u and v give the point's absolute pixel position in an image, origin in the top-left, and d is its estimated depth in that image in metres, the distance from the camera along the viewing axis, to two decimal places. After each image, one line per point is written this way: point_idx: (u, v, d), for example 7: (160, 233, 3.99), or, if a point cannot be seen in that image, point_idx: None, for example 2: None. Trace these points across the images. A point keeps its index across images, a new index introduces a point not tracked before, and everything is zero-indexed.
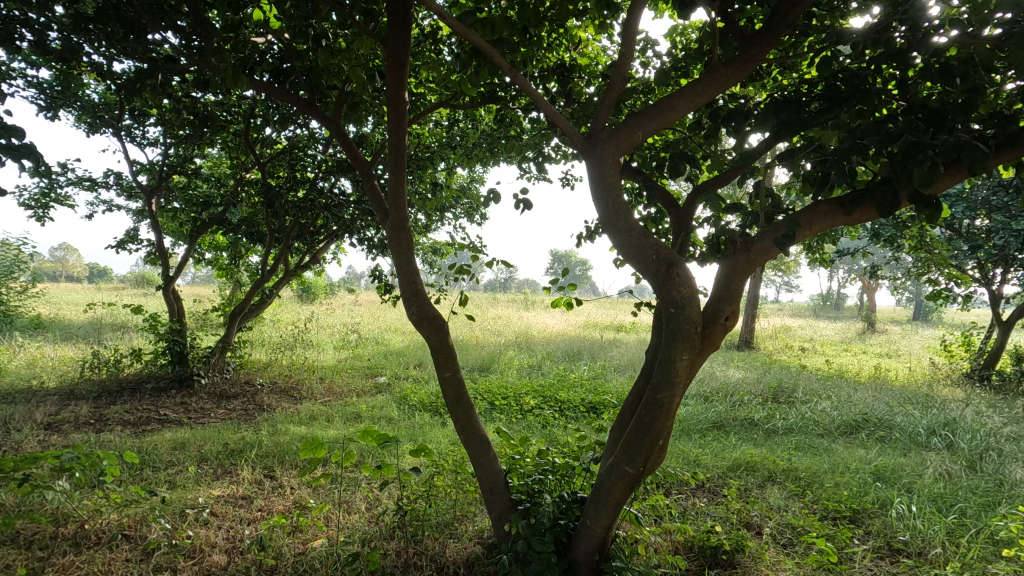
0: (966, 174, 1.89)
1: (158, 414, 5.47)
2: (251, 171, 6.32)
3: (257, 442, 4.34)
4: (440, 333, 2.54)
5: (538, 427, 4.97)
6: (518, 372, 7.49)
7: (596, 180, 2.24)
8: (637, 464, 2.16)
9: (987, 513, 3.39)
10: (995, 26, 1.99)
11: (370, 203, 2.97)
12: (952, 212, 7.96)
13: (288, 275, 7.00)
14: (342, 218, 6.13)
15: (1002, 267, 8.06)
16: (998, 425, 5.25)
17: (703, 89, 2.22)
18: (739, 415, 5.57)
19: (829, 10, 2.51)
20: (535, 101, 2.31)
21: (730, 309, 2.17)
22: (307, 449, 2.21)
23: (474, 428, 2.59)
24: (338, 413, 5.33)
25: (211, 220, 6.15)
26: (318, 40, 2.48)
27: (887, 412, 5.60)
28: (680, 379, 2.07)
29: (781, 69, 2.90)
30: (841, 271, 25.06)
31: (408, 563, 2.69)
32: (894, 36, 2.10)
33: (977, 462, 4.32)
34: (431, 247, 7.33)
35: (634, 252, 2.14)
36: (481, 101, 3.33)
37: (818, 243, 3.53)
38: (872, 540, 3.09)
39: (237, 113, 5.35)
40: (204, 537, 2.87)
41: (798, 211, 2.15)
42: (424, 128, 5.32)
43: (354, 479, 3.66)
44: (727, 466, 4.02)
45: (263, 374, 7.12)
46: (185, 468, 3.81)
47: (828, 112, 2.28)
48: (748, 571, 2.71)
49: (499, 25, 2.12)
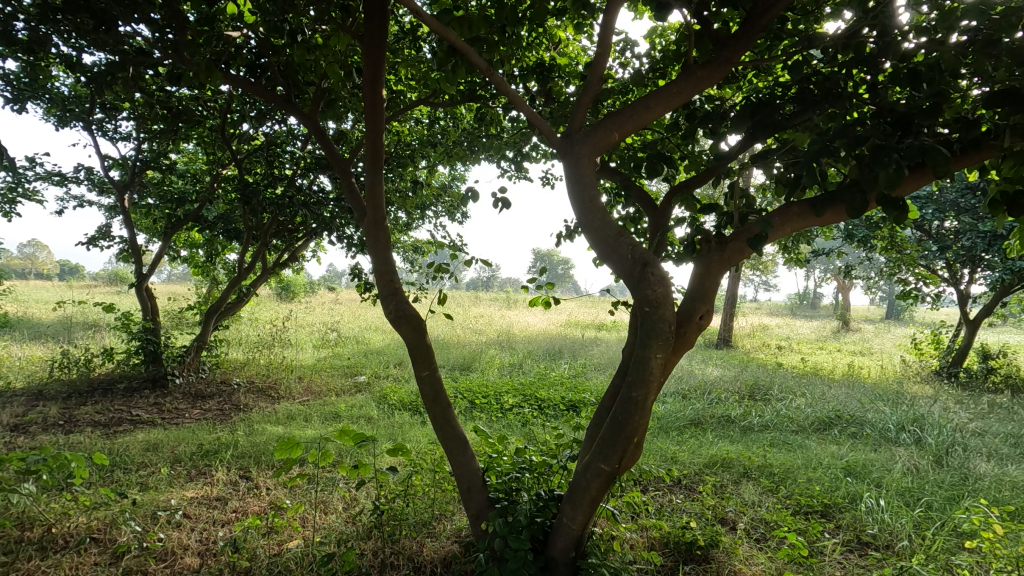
0: (932, 175, 1.95)
1: (130, 414, 5.35)
2: (227, 167, 6.22)
3: (233, 443, 4.28)
4: (417, 332, 2.53)
5: (518, 425, 4.98)
6: (499, 371, 7.47)
7: (572, 181, 2.26)
8: (612, 462, 2.17)
9: (952, 506, 3.49)
10: (960, 34, 2.04)
11: (348, 200, 2.94)
12: (922, 214, 8.20)
13: (265, 273, 6.91)
14: (321, 216, 6.06)
15: (970, 267, 8.30)
16: (964, 420, 5.41)
17: (678, 91, 2.24)
18: (716, 413, 5.65)
19: (802, 14, 2.56)
20: (513, 101, 2.31)
21: (704, 308, 2.21)
22: (282, 448, 2.17)
23: (451, 428, 2.58)
24: (316, 412, 5.28)
25: (186, 217, 6.02)
26: (294, 34, 2.45)
27: (859, 408, 5.73)
28: (654, 377, 2.10)
29: (757, 72, 2.95)
30: (817, 271, 25.56)
31: (385, 563, 2.67)
32: (865, 41, 2.15)
33: (944, 456, 4.44)
34: (411, 246, 7.30)
35: (610, 252, 2.16)
36: (461, 100, 3.31)
37: (793, 243, 3.58)
38: (842, 533, 3.16)
39: (214, 108, 5.26)
40: (176, 539, 2.82)
41: (771, 212, 2.19)
42: (404, 126, 5.30)
43: (332, 479, 3.64)
44: (703, 463, 4.08)
45: (240, 374, 7.01)
46: (158, 470, 3.74)
47: (802, 114, 2.32)
48: (722, 566, 2.75)
49: (475, 24, 2.12)
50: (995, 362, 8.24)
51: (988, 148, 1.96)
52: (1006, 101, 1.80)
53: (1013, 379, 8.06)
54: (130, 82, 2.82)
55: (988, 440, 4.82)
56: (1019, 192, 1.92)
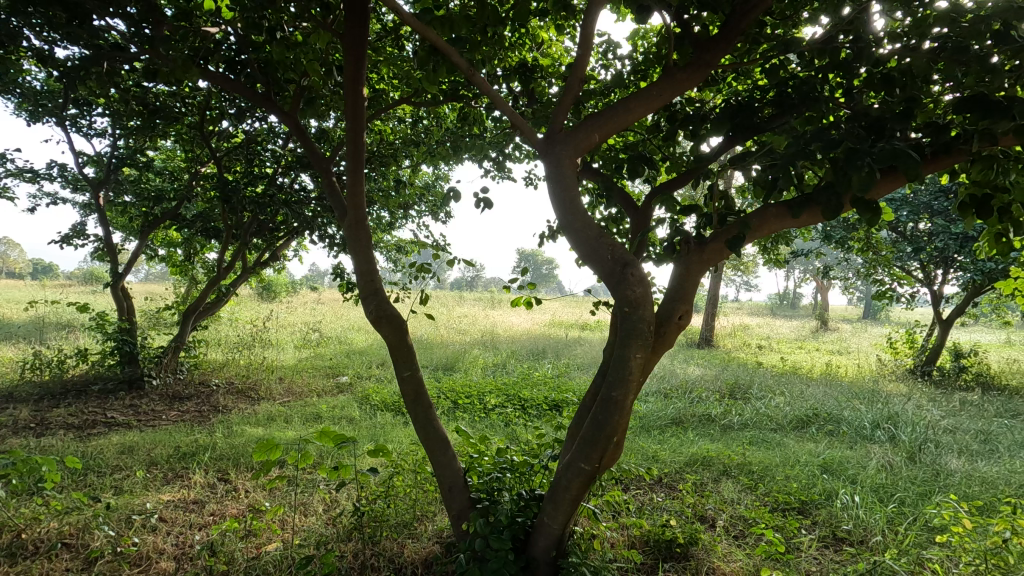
0: (903, 179, 1.99)
1: (105, 417, 5.24)
2: (206, 164, 6.13)
3: (211, 445, 4.21)
4: (398, 332, 2.51)
5: (500, 425, 4.98)
6: (482, 371, 7.46)
7: (554, 182, 2.27)
8: (593, 461, 2.19)
9: (924, 501, 3.58)
10: (932, 40, 2.09)
11: (328, 199, 2.91)
12: (897, 216, 8.41)
13: (245, 273, 6.83)
14: (302, 215, 5.99)
15: (943, 268, 8.49)
16: (937, 418, 5.55)
17: (659, 93, 2.26)
18: (697, 412, 5.72)
19: (781, 19, 2.60)
20: (495, 101, 2.31)
21: (683, 308, 2.24)
22: (260, 450, 2.14)
23: (433, 428, 2.58)
24: (297, 413, 5.23)
25: (163, 215, 5.91)
26: (273, 31, 2.42)
27: (836, 406, 5.85)
28: (634, 377, 2.12)
29: (736, 75, 2.99)
30: (797, 272, 26.02)
31: (366, 564, 2.66)
32: (840, 46, 2.18)
33: (917, 453, 4.54)
34: (394, 245, 7.26)
35: (590, 253, 2.17)
36: (443, 99, 3.30)
37: (772, 243, 3.64)
38: (818, 530, 3.22)
39: (193, 105, 5.18)
40: (151, 543, 2.77)
41: (748, 214, 2.23)
42: (386, 125, 5.26)
43: (312, 481, 3.60)
44: (684, 462, 4.12)
45: (219, 375, 6.91)
46: (133, 473, 3.66)
47: (779, 118, 2.35)
48: (701, 563, 2.78)
49: (456, 23, 2.12)
50: (966, 360, 8.45)
51: (958, 152, 2.01)
52: (977, 106, 1.82)
53: (983, 377, 8.28)
54: (104, 77, 2.76)
55: (959, 436, 4.95)
56: (987, 196, 1.97)
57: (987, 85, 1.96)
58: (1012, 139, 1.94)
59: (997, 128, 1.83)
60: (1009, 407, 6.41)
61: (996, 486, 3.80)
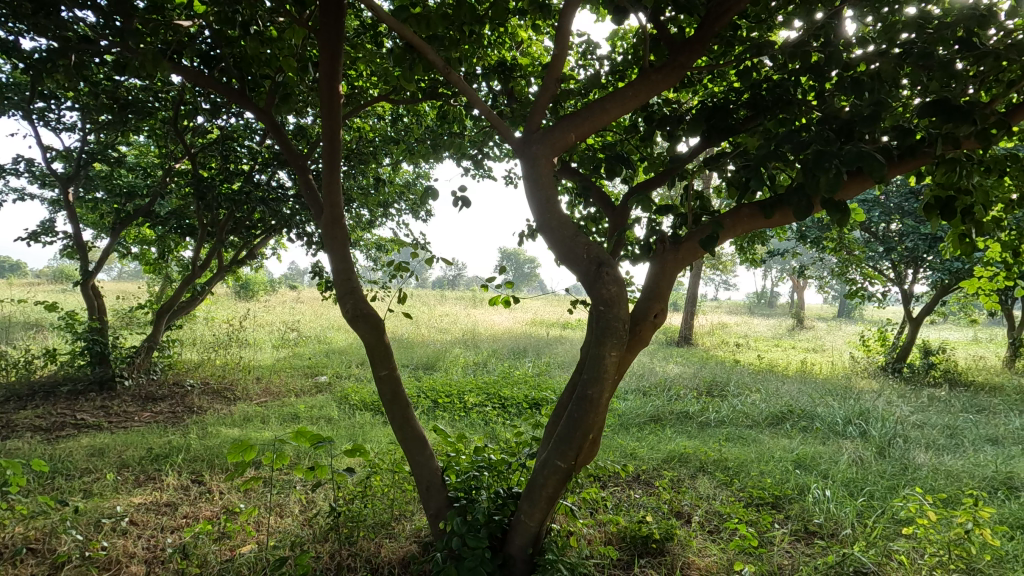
0: (870, 180, 2.05)
1: (74, 418, 5.12)
2: (181, 160, 6.00)
3: (185, 446, 4.14)
4: (375, 331, 2.50)
5: (480, 424, 4.98)
6: (462, 370, 7.46)
7: (530, 181, 2.28)
8: (568, 458, 2.20)
9: (891, 494, 3.68)
10: (900, 45, 2.14)
11: (305, 197, 2.87)
12: (869, 217, 8.64)
13: (221, 271, 6.71)
14: (280, 213, 5.91)
15: (913, 267, 8.72)
16: (906, 413, 5.70)
17: (634, 93, 2.28)
18: (676, 409, 5.79)
19: (755, 22, 2.65)
20: (472, 100, 2.31)
21: (658, 307, 2.27)
22: (234, 451, 2.10)
23: (410, 427, 2.57)
24: (274, 413, 5.17)
25: (136, 212, 5.78)
26: (247, 26, 2.38)
27: (810, 403, 5.97)
28: (609, 375, 2.13)
29: (713, 76, 3.03)
30: (774, 272, 26.51)
31: (342, 565, 2.65)
32: (811, 49, 2.23)
33: (886, 448, 4.66)
34: (374, 244, 7.20)
35: (566, 252, 2.18)
36: (422, 97, 3.27)
37: (748, 243, 3.70)
38: (790, 523, 3.28)
39: (166, 100, 5.07)
40: (121, 547, 2.71)
41: (722, 214, 2.27)
42: (365, 123, 5.23)
43: (288, 481, 3.57)
44: (661, 459, 4.17)
45: (194, 375, 6.79)
46: (103, 476, 3.58)
47: (753, 120, 2.40)
48: (676, 559, 2.82)
49: (433, 22, 2.10)
50: (935, 358, 8.69)
51: (923, 155, 2.07)
52: (939, 111, 1.83)
53: (951, 373, 8.52)
54: (73, 70, 2.69)
55: (927, 431, 5.09)
56: (950, 198, 2.03)
57: (950, 91, 2.02)
58: (974, 142, 1.99)
59: (959, 131, 1.88)
60: (975, 403, 6.59)
61: (960, 479, 3.92)
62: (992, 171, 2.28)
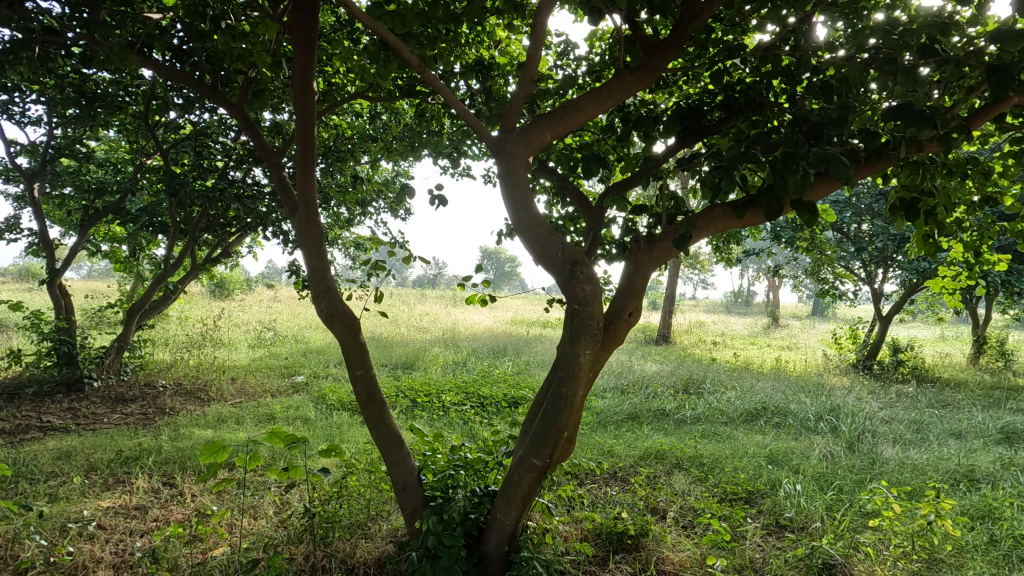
0: (837, 181, 2.10)
1: (40, 421, 4.97)
2: (152, 156, 5.87)
3: (156, 449, 4.05)
4: (351, 329, 2.48)
5: (458, 424, 4.95)
6: (442, 368, 7.44)
7: (506, 180, 2.29)
8: (543, 456, 2.22)
9: (859, 488, 3.78)
10: (867, 50, 2.19)
11: (279, 196, 2.83)
12: (841, 217, 8.85)
13: (195, 269, 6.58)
14: (256, 210, 5.81)
15: (883, 267, 8.95)
16: (875, 409, 5.85)
17: (609, 94, 2.31)
18: (653, 407, 5.85)
19: (729, 26, 2.69)
20: (447, 99, 2.31)
21: (632, 305, 2.30)
22: (206, 453, 2.06)
23: (386, 427, 2.56)
24: (249, 414, 5.09)
25: (105, 209, 5.64)
26: (217, 20, 2.33)
27: (783, 400, 6.09)
28: (583, 372, 2.15)
29: (688, 78, 3.07)
30: (750, 272, 26.95)
31: (316, 566, 2.63)
32: (782, 52, 2.26)
33: (855, 443, 4.78)
34: (353, 243, 7.13)
35: (542, 251, 2.20)
36: (399, 95, 3.22)
37: (724, 243, 3.75)
38: (762, 518, 3.35)
39: (136, 93, 4.95)
40: (87, 552, 2.65)
41: (695, 214, 2.30)
42: (343, 120, 5.19)
43: (262, 482, 3.53)
44: (638, 456, 4.22)
45: (166, 375, 6.65)
46: (69, 480, 3.49)
47: (727, 121, 2.43)
48: (650, 553, 2.86)
49: (407, 19, 2.09)
50: (903, 355, 8.92)
51: (889, 157, 2.12)
52: (903, 114, 1.86)
53: (919, 370, 8.76)
54: (37, 62, 2.61)
55: (895, 426, 5.23)
56: (914, 200, 2.10)
57: (915, 95, 2.07)
58: (936, 145, 2.06)
59: (922, 135, 1.94)
60: (940, 398, 6.79)
61: (925, 473, 4.04)
62: (954, 173, 2.35)
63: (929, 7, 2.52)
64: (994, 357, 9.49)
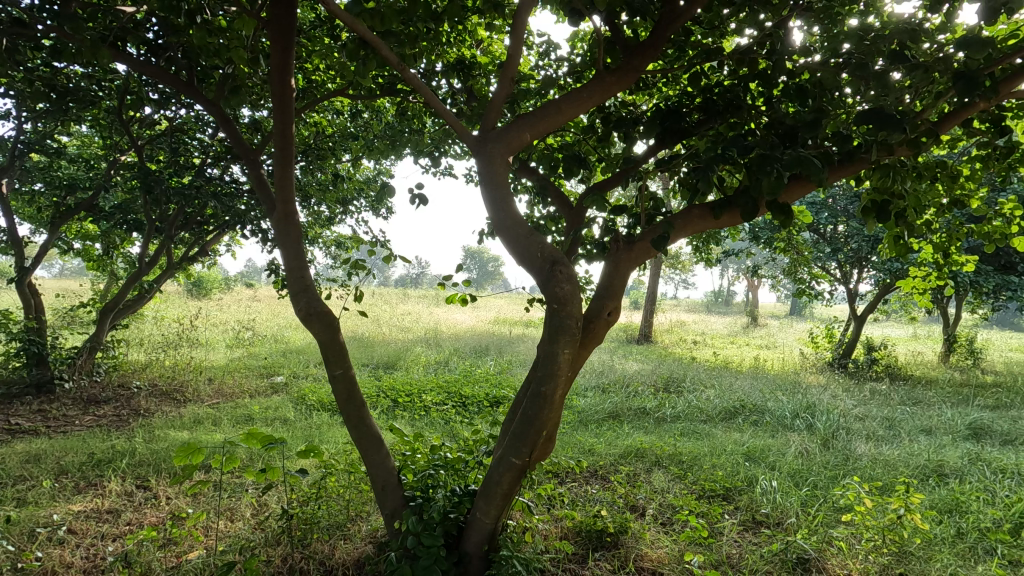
0: (812, 183, 2.14)
1: (8, 423, 4.84)
2: (126, 152, 5.74)
3: (129, 451, 3.97)
4: (330, 329, 2.45)
5: (439, 423, 4.95)
6: (424, 368, 7.41)
7: (486, 179, 2.28)
8: (523, 455, 2.22)
9: (833, 484, 3.87)
10: (841, 55, 2.24)
11: (256, 194, 2.79)
12: (818, 218, 9.02)
13: (171, 268, 6.47)
14: (234, 208, 5.72)
15: (858, 267, 9.15)
16: (849, 406, 5.98)
17: (589, 94, 2.32)
18: (633, 405, 5.90)
19: (707, 29, 2.73)
20: (427, 98, 2.29)
21: (611, 304, 2.32)
22: (180, 455, 2.02)
23: (366, 427, 2.54)
24: (226, 415, 5.01)
25: (77, 206, 5.51)
26: (193, 15, 2.27)
27: (761, 398, 6.19)
28: (563, 371, 2.16)
29: (667, 80, 3.11)
30: (730, 272, 27.35)
31: (293, 568, 2.61)
32: (758, 56, 2.30)
33: (830, 439, 4.88)
34: (334, 241, 7.07)
35: (522, 251, 2.20)
36: (380, 93, 3.19)
37: (703, 244, 3.80)
38: (739, 514, 3.40)
39: (110, 88, 4.84)
40: (56, 558, 2.59)
41: (674, 214, 2.33)
42: (323, 118, 5.14)
43: (239, 484, 3.49)
44: (618, 454, 4.26)
45: (141, 376, 6.52)
46: (39, 484, 3.40)
47: (705, 124, 2.46)
48: (629, 551, 2.89)
49: (387, 18, 2.01)
50: (877, 353, 9.13)
51: (860, 160, 2.17)
52: (874, 119, 1.90)
53: (892, 368, 8.97)
54: (4, 55, 2.53)
55: (868, 423, 5.36)
56: (885, 202, 2.15)
57: (885, 100, 2.13)
58: (905, 149, 2.11)
59: (892, 139, 1.99)
60: (911, 396, 6.97)
61: (896, 468, 4.15)
62: (924, 176, 2.42)
63: (900, 14, 2.59)
64: (964, 355, 9.77)
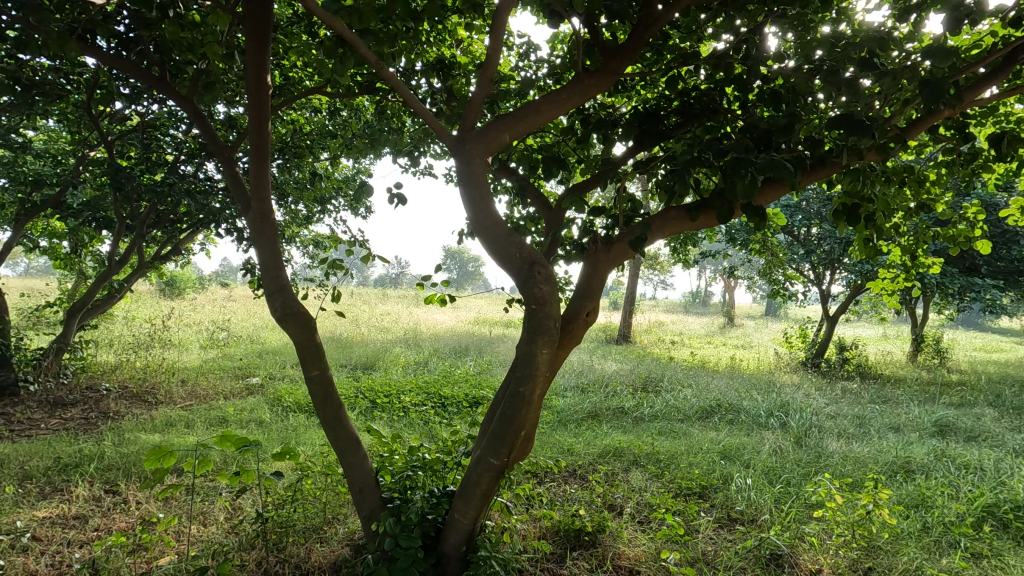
0: (785, 186, 2.18)
1: None
2: (96, 148, 5.59)
3: (98, 455, 3.86)
4: (306, 329, 2.42)
5: (418, 424, 4.92)
6: (403, 369, 7.36)
7: (465, 180, 2.28)
8: (501, 455, 2.23)
9: (805, 481, 3.95)
10: (813, 62, 2.29)
11: (231, 192, 2.74)
12: (793, 221, 9.20)
13: (143, 267, 6.32)
14: (208, 206, 5.61)
15: (830, 269, 9.36)
16: (821, 405, 6.12)
17: (568, 96, 2.33)
18: (612, 405, 5.94)
19: (685, 34, 2.76)
20: (405, 98, 2.27)
21: (589, 305, 2.34)
22: (151, 458, 1.97)
23: (343, 429, 2.51)
24: (200, 417, 4.91)
25: (44, 202, 5.34)
26: (165, 8, 2.22)
27: (736, 397, 6.29)
28: (541, 371, 2.17)
29: (646, 83, 3.14)
30: (707, 273, 27.72)
31: (268, 572, 2.58)
32: (734, 61, 2.34)
33: (803, 437, 4.99)
34: (312, 241, 6.98)
35: (500, 252, 2.20)
36: (359, 92, 3.16)
37: (681, 245, 3.85)
38: (715, 512, 3.45)
39: (78, 82, 4.70)
40: (19, 566, 2.51)
41: (651, 216, 2.35)
42: (301, 115, 5.07)
43: (213, 488, 3.42)
44: (597, 453, 4.29)
45: (110, 378, 6.35)
46: (1, 490, 3.29)
47: (682, 127, 2.49)
48: (607, 549, 2.91)
49: (365, 16, 1.97)
50: (848, 353, 9.35)
51: (831, 164, 2.22)
52: (844, 124, 1.94)
53: (862, 367, 9.20)
54: None
55: (839, 421, 5.48)
56: (855, 205, 2.20)
57: (855, 106, 2.18)
58: (874, 154, 2.17)
59: (861, 144, 2.04)
60: (881, 394, 7.15)
61: (866, 465, 4.26)
62: (892, 181, 2.49)
63: (870, 23, 2.66)
64: (930, 354, 10.07)
